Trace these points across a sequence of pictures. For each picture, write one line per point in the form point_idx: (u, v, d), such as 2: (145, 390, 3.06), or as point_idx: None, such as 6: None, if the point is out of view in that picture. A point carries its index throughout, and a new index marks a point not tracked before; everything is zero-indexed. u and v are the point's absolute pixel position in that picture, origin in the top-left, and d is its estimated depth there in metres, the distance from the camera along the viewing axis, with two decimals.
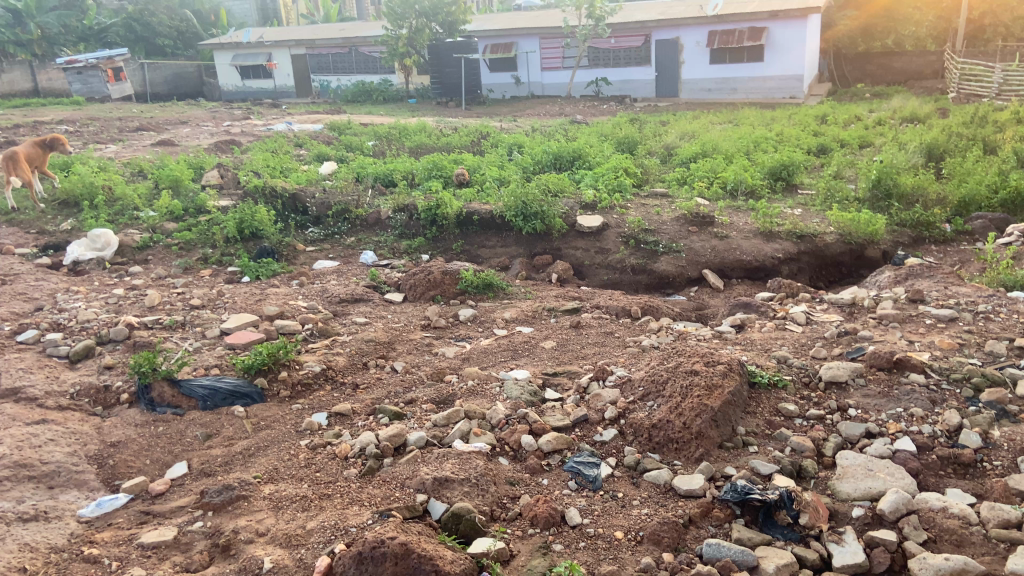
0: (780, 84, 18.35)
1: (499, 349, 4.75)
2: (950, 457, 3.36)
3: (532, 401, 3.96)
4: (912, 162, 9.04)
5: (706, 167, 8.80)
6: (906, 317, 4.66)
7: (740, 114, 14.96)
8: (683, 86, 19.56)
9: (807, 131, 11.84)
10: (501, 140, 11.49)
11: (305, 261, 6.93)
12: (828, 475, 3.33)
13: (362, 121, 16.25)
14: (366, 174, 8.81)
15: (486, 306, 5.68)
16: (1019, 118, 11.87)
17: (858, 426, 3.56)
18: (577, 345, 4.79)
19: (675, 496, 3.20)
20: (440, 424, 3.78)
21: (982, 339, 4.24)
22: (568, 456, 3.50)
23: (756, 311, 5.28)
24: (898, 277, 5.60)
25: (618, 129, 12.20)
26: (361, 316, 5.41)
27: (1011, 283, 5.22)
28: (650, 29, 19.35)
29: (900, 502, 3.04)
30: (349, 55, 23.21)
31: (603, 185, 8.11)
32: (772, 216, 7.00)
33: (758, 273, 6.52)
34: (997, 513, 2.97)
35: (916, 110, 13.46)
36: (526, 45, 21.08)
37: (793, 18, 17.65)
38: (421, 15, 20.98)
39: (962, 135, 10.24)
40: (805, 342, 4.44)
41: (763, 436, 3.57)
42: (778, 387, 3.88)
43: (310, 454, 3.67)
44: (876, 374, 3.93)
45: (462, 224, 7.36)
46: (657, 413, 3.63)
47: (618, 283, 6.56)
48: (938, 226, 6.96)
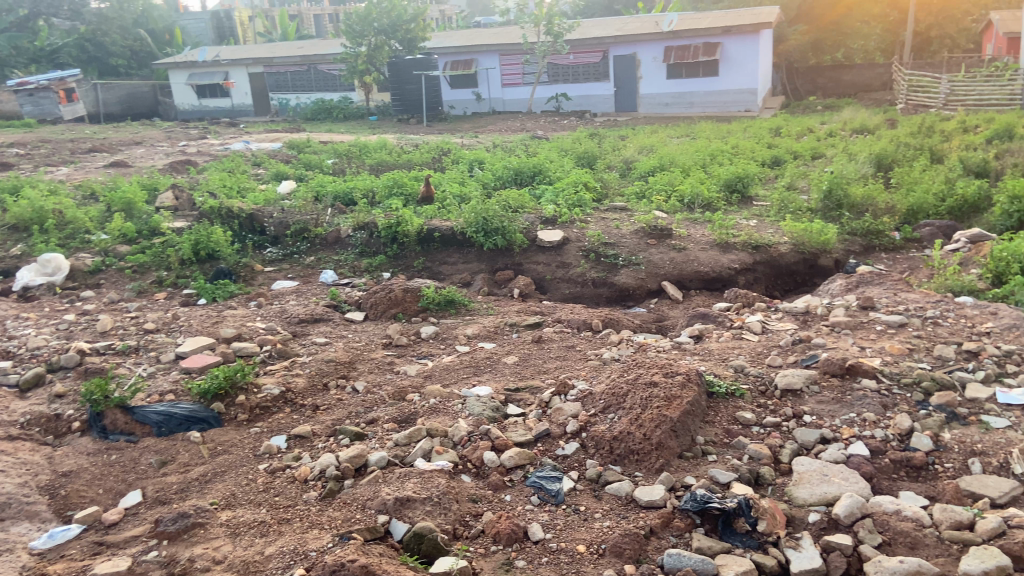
0: (735, 98, 18.80)
1: (460, 366, 4.74)
2: (902, 460, 3.44)
3: (493, 417, 3.95)
4: (863, 172, 9.29)
5: (663, 181, 8.94)
6: (858, 324, 4.76)
7: (697, 127, 15.20)
8: (641, 101, 19.85)
9: (762, 144, 12.08)
10: (462, 157, 11.50)
11: (263, 281, 6.84)
12: (785, 481, 3.37)
13: (321, 139, 16.17)
14: (325, 193, 8.73)
15: (448, 322, 5.66)
16: (963, 128, 12.31)
17: (813, 432, 3.63)
18: (538, 359, 4.81)
19: (636, 508, 3.22)
20: (402, 443, 3.75)
21: (931, 344, 4.36)
22: (531, 472, 3.51)
23: (713, 321, 5.36)
24: (849, 285, 5.72)
25: (578, 144, 12.32)
26: (321, 336, 5.36)
27: (958, 288, 5.39)
28: (608, 45, 19.63)
29: (855, 506, 3.10)
30: (308, 73, 23.14)
31: (563, 201, 8.17)
32: (728, 228, 7.14)
33: (715, 283, 6.60)
34: (949, 514, 3.05)
35: (866, 121, 13.84)
36: (485, 62, 21.18)
37: (746, 34, 18.11)
38: (379, 33, 20.93)
39: (910, 145, 10.55)
40: (761, 350, 4.52)
41: (722, 445, 3.62)
42: (735, 395, 3.95)
43: (269, 478, 3.62)
44: (830, 380, 4.01)
45: (423, 241, 7.36)
46: (618, 424, 3.66)
47: (579, 296, 6.60)
48: (888, 234, 7.13)
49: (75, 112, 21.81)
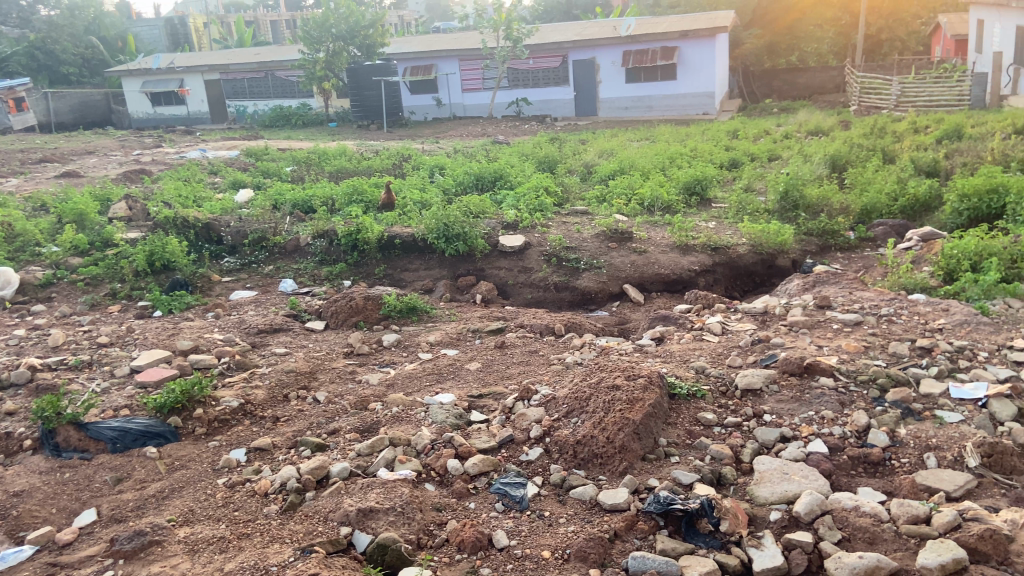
0: (692, 101, 19.07)
1: (423, 373, 4.70)
2: (860, 456, 3.50)
3: (457, 424, 3.92)
4: (818, 173, 9.46)
5: (623, 185, 9.01)
6: (815, 323, 4.84)
7: (656, 131, 15.35)
8: (601, 105, 19.99)
9: (720, 146, 12.24)
10: (423, 162, 11.43)
11: (220, 291, 6.73)
12: (746, 481, 3.41)
13: (279, 146, 15.96)
14: (283, 201, 8.62)
15: (410, 330, 5.62)
16: (914, 129, 12.63)
17: (773, 431, 3.67)
18: (502, 365, 4.79)
19: (600, 512, 3.23)
20: (364, 454, 3.70)
21: (886, 341, 4.45)
22: (495, 478, 3.49)
23: (675, 323, 5.40)
24: (806, 285, 5.82)
25: (539, 149, 12.36)
26: (281, 346, 5.29)
27: (911, 286, 5.50)
28: (567, 50, 19.71)
29: (815, 503, 3.15)
30: (266, 80, 22.88)
31: (524, 205, 8.18)
32: (688, 230, 7.21)
33: (676, 285, 6.66)
34: (906, 509, 3.10)
35: (820, 123, 14.10)
36: (446, 67, 21.05)
37: (702, 38, 18.41)
38: (337, 38, 20.79)
39: (863, 146, 10.76)
40: (722, 351, 4.57)
41: (684, 446, 3.64)
42: (697, 397, 3.99)
43: (228, 493, 3.55)
44: (789, 379, 4.07)
45: (383, 248, 7.30)
46: (581, 429, 3.67)
47: (542, 301, 6.61)
48: (843, 234, 7.27)
49: (25, 122, 21.36)
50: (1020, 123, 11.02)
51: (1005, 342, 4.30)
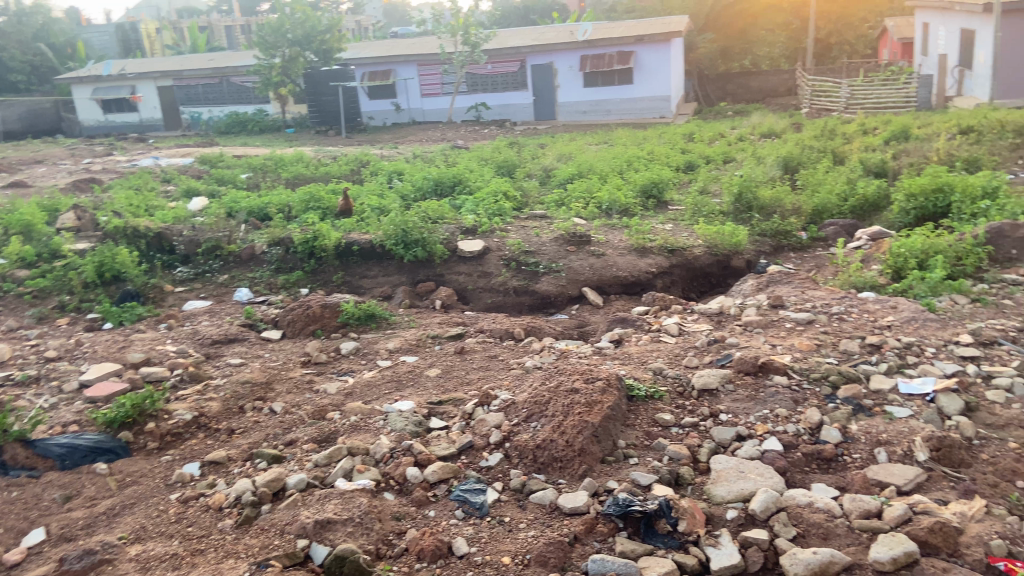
0: (649, 105, 19.30)
1: (382, 381, 4.65)
2: (813, 452, 3.56)
3: (416, 431, 3.89)
4: (771, 175, 9.65)
5: (581, 189, 9.08)
6: (769, 322, 4.92)
7: (615, 134, 15.49)
8: (560, 109, 20.09)
9: (677, 149, 12.40)
10: (381, 168, 11.36)
11: (173, 302, 6.60)
12: (704, 480, 3.45)
13: (234, 153, 15.71)
14: (238, 209, 8.50)
15: (369, 337, 5.55)
16: (863, 131, 12.95)
17: (729, 430, 3.73)
18: (461, 371, 4.77)
19: (560, 515, 3.23)
20: (322, 464, 3.65)
21: (837, 339, 4.53)
22: (455, 485, 3.47)
23: (633, 325, 5.44)
24: (760, 285, 5.91)
25: (498, 153, 12.38)
26: (235, 357, 5.20)
27: (861, 284, 5.62)
28: (525, 55, 19.79)
29: (770, 500, 3.20)
30: (220, 86, 22.52)
31: (483, 210, 8.17)
32: (645, 233, 7.29)
33: (634, 287, 6.72)
34: (858, 504, 3.17)
35: (773, 126, 14.37)
36: (403, 72, 21.00)
37: (656, 42, 18.67)
38: (293, 44, 20.63)
39: (815, 148, 10.99)
40: (679, 352, 4.62)
41: (642, 448, 3.67)
42: (655, 397, 4.02)
43: (181, 508, 3.48)
44: (744, 378, 4.13)
45: (341, 255, 7.22)
46: (541, 432, 3.67)
47: (502, 305, 6.61)
48: (795, 234, 7.42)
49: None
50: (964, 123, 11.38)
51: (951, 337, 4.42)
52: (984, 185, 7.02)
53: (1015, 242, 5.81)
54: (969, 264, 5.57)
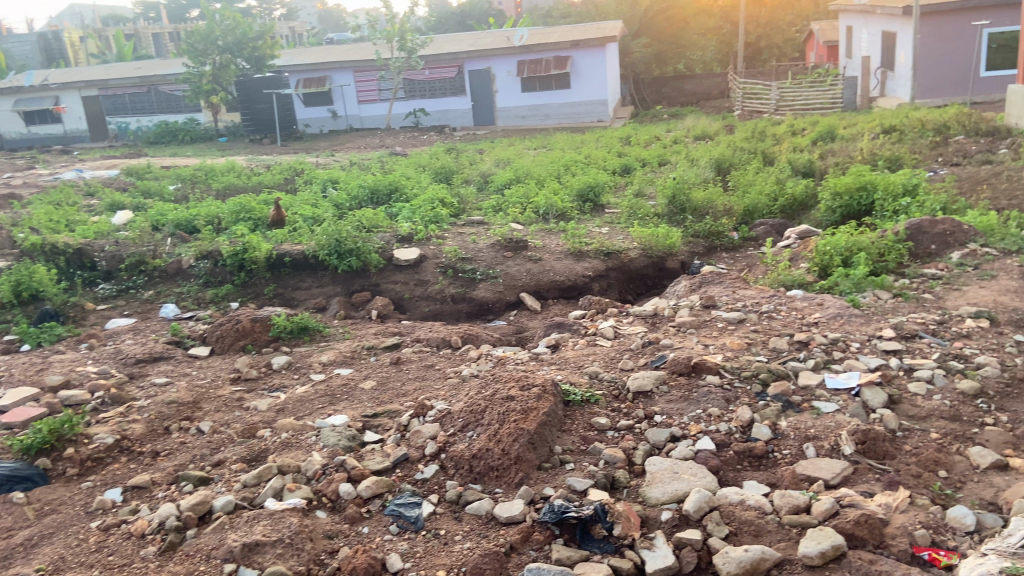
0: (587, 109, 19.50)
1: (315, 396, 4.54)
2: (745, 451, 3.62)
3: (350, 446, 3.81)
4: (704, 176, 9.83)
5: (518, 194, 9.10)
6: (701, 323, 4.99)
7: (553, 139, 15.59)
8: (499, 114, 20.09)
9: (613, 153, 12.54)
10: (316, 176, 11.17)
11: (95, 320, 6.36)
12: (639, 483, 3.46)
13: (163, 164, 15.25)
14: (165, 222, 8.26)
15: (302, 351, 5.43)
16: (791, 132, 13.31)
17: (663, 431, 3.76)
18: (397, 382, 4.69)
19: (496, 525, 3.21)
20: (251, 485, 3.55)
21: (766, 337, 4.63)
22: (388, 500, 3.41)
23: (569, 330, 5.46)
24: (693, 285, 6.00)
25: (435, 160, 12.31)
26: (160, 376, 5.04)
27: (789, 282, 5.75)
28: (462, 61, 19.77)
29: (702, 500, 3.23)
30: (148, 95, 21.87)
31: (419, 217, 8.09)
32: (581, 237, 7.34)
33: (572, 291, 6.76)
34: (788, 500, 3.23)
35: (706, 128, 14.67)
36: (339, 78, 20.66)
37: (592, 47, 18.88)
38: (224, 51, 20.32)
39: (745, 149, 11.24)
40: (614, 355, 4.65)
41: (579, 453, 3.67)
42: (591, 402, 4.03)
43: (102, 536, 3.34)
44: (677, 379, 4.17)
45: (273, 267, 7.06)
46: (477, 442, 3.64)
47: (439, 313, 6.56)
48: (727, 235, 7.56)
49: None
50: (886, 123, 11.80)
51: (874, 332, 4.56)
52: (905, 183, 7.28)
53: (935, 237, 6.02)
54: (891, 260, 5.76)
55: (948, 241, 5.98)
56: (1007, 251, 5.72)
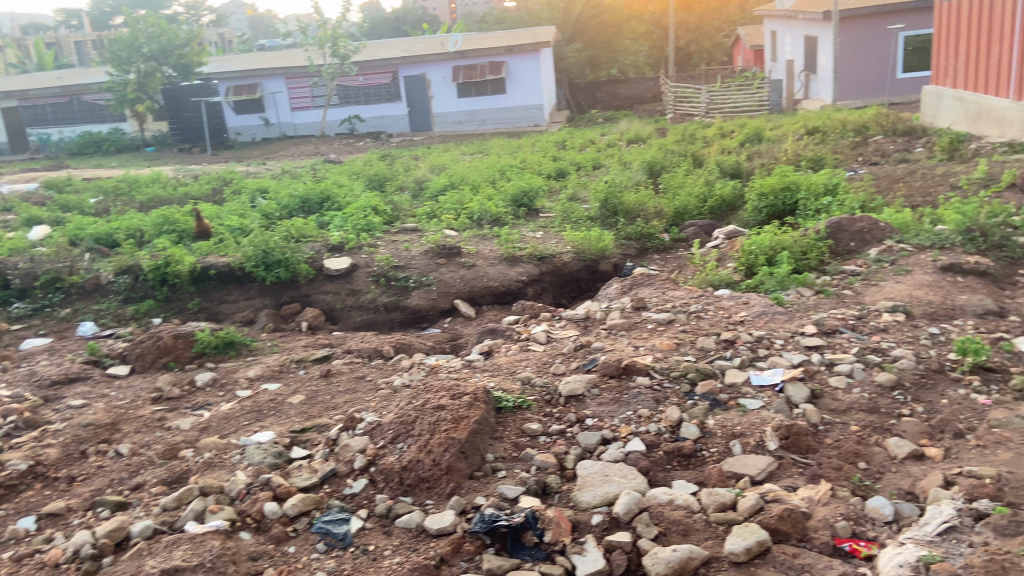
0: (523, 114, 19.58)
1: (241, 412, 4.42)
2: (674, 450, 3.66)
3: (276, 463, 3.71)
4: (636, 180, 9.97)
5: (452, 200, 9.06)
6: (632, 324, 5.04)
7: (488, 144, 15.59)
8: (435, 120, 19.99)
9: (548, 157, 12.60)
10: (245, 186, 10.90)
11: (8, 341, 6.07)
12: (570, 487, 3.46)
13: (84, 176, 14.67)
14: (83, 237, 7.96)
15: (228, 366, 5.29)
16: (720, 134, 13.60)
17: (594, 434, 3.77)
18: (326, 395, 4.60)
19: (427, 538, 3.17)
20: (171, 508, 3.43)
21: (694, 337, 4.70)
22: (316, 517, 3.33)
23: (502, 336, 5.45)
24: (625, 288, 6.07)
25: (369, 167, 12.16)
26: (78, 398, 4.83)
27: (717, 282, 5.86)
28: (396, 66, 19.60)
29: (632, 502, 3.25)
30: (71, 105, 21.03)
31: (351, 226, 7.97)
32: (515, 243, 7.34)
33: (506, 296, 6.75)
34: (715, 497, 3.27)
35: (639, 132, 14.88)
36: (271, 85, 20.27)
37: (527, 52, 19.00)
38: (149, 59, 19.70)
39: (676, 152, 11.44)
40: (546, 360, 4.65)
41: (511, 460, 3.65)
42: (523, 408, 4.02)
43: (13, 568, 3.20)
44: (609, 381, 4.19)
45: (196, 281, 6.87)
46: (408, 453, 3.58)
47: (372, 322, 6.47)
48: (658, 237, 7.65)
49: None
50: (810, 125, 12.17)
51: (797, 329, 4.68)
52: (826, 182, 7.52)
53: (854, 235, 6.22)
54: (813, 257, 5.93)
55: (866, 238, 6.19)
56: (921, 246, 5.95)
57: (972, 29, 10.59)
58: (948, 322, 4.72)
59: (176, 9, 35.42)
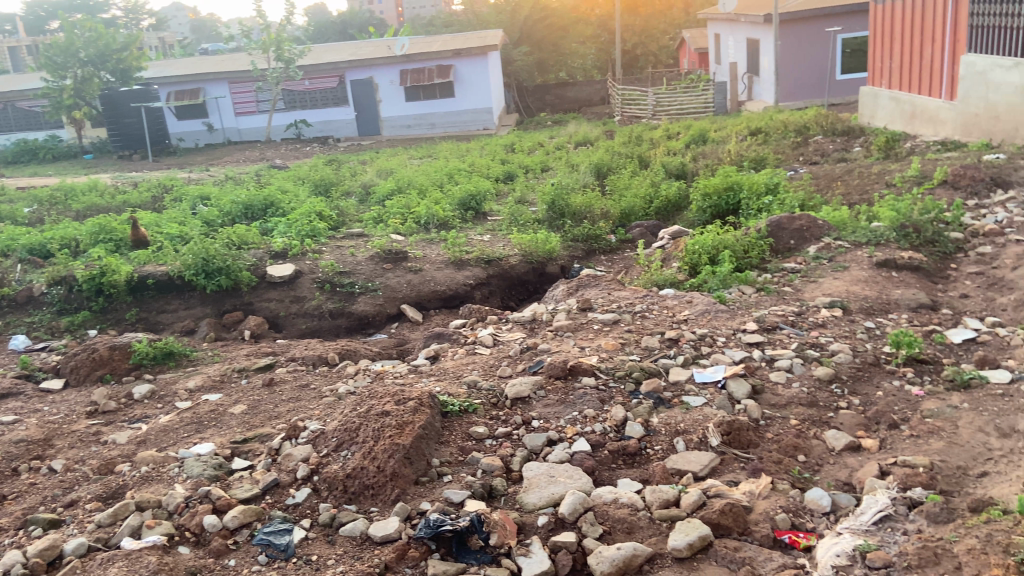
0: (472, 118, 19.58)
1: (180, 424, 4.30)
2: (619, 449, 3.69)
3: (216, 475, 3.63)
4: (584, 182, 10.04)
5: (399, 205, 9.00)
6: (578, 325, 5.06)
7: (437, 148, 15.52)
8: (383, 124, 19.83)
9: (496, 160, 12.61)
10: (186, 193, 10.64)
11: None
12: (516, 489, 3.46)
13: (18, 185, 14.16)
14: (15, 247, 7.69)
15: (166, 378, 5.15)
16: (666, 136, 13.79)
17: (540, 436, 3.78)
18: (269, 404, 4.51)
19: (371, 546, 3.13)
20: (106, 524, 3.32)
21: (639, 337, 4.75)
22: (258, 529, 3.26)
23: (449, 340, 5.42)
24: (571, 289, 6.10)
25: (315, 172, 12.01)
26: (8, 414, 4.65)
27: (662, 282, 5.92)
28: (343, 70, 19.40)
29: (577, 502, 3.26)
30: (5, 112, 20.39)
31: (295, 231, 7.85)
32: (462, 246, 7.32)
33: (453, 301, 6.72)
34: (659, 495, 3.31)
35: (587, 134, 15.00)
36: (214, 90, 19.85)
37: (474, 56, 19.01)
38: (86, 64, 19.03)
39: (623, 154, 11.56)
40: (493, 363, 4.64)
41: (457, 464, 3.62)
42: (469, 411, 4.00)
43: None
44: (555, 383, 4.20)
45: (134, 291, 6.69)
46: (352, 461, 3.54)
47: (317, 329, 6.39)
48: (605, 238, 7.72)
49: None
50: (753, 126, 12.43)
51: (738, 326, 4.76)
52: (767, 182, 7.68)
53: (793, 233, 6.37)
54: (754, 256, 6.04)
55: (805, 236, 6.34)
56: (857, 242, 6.11)
57: (905, 31, 10.95)
58: (883, 316, 4.87)
59: (114, 12, 34.49)
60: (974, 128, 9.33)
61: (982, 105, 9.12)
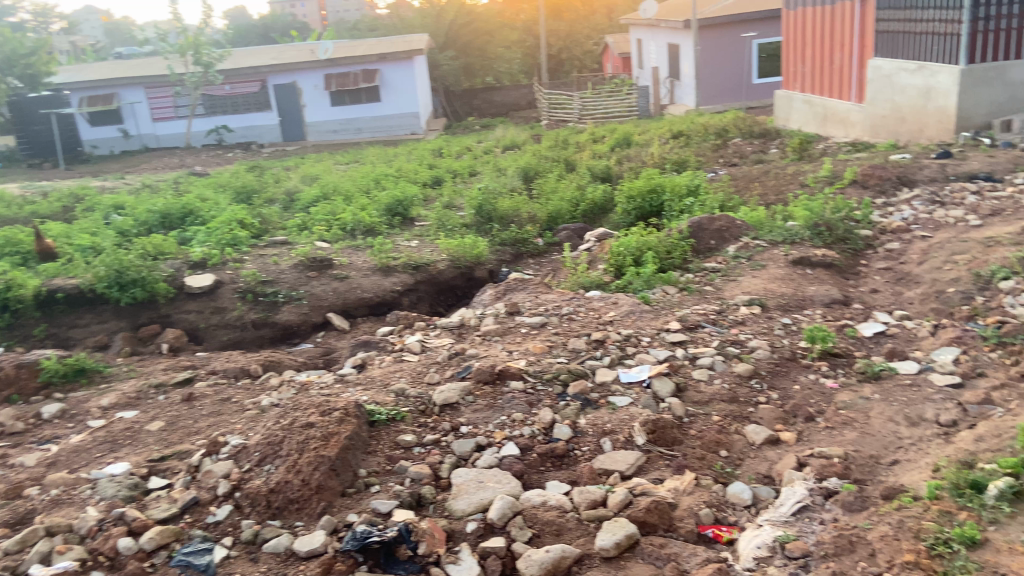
0: (398, 122, 19.42)
1: (93, 444, 4.12)
2: (548, 452, 3.70)
3: (132, 496, 3.48)
4: (511, 185, 10.07)
5: (324, 211, 8.85)
6: (506, 330, 5.07)
7: (364, 153, 15.33)
8: (308, 129, 19.45)
9: (424, 165, 12.54)
10: (99, 203, 10.20)
11: None
12: (444, 496, 3.43)
13: None
14: None
15: (78, 396, 4.92)
16: (592, 139, 13.96)
17: (468, 442, 3.76)
18: (188, 420, 4.36)
19: (297, 561, 3.05)
20: (12, 552, 3.15)
21: (565, 339, 4.78)
22: (176, 550, 3.15)
23: (375, 348, 5.35)
24: (498, 293, 6.12)
25: (237, 178, 11.70)
26: None
27: (588, 284, 6.00)
28: (265, 75, 18.97)
29: (506, 506, 3.25)
30: None
31: (215, 240, 7.63)
32: (388, 253, 7.24)
33: (380, 308, 6.65)
34: (587, 496, 3.34)
35: (515, 138, 15.06)
36: (129, 95, 19.13)
37: (399, 60, 18.86)
38: None
39: (550, 158, 11.66)
40: (420, 369, 4.60)
41: (384, 473, 3.56)
42: (397, 419, 3.94)
43: None
44: (483, 388, 4.18)
45: (43, 305, 6.38)
46: (275, 475, 3.45)
47: (239, 341, 6.23)
48: (532, 242, 7.76)
49: None
50: (675, 129, 12.71)
51: (662, 326, 4.85)
52: (688, 184, 7.87)
53: (713, 233, 6.53)
54: (676, 256, 6.16)
55: (724, 236, 6.52)
56: (774, 242, 6.31)
57: (817, 38, 11.38)
58: (799, 312, 5.04)
59: (20, 15, 32.87)
60: (881, 129, 9.76)
61: (888, 106, 9.56)
